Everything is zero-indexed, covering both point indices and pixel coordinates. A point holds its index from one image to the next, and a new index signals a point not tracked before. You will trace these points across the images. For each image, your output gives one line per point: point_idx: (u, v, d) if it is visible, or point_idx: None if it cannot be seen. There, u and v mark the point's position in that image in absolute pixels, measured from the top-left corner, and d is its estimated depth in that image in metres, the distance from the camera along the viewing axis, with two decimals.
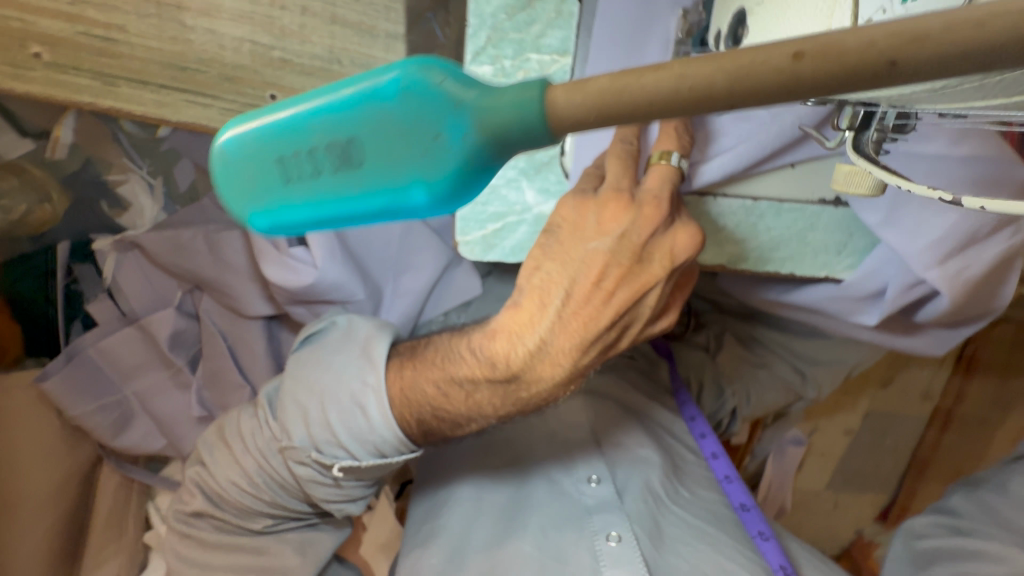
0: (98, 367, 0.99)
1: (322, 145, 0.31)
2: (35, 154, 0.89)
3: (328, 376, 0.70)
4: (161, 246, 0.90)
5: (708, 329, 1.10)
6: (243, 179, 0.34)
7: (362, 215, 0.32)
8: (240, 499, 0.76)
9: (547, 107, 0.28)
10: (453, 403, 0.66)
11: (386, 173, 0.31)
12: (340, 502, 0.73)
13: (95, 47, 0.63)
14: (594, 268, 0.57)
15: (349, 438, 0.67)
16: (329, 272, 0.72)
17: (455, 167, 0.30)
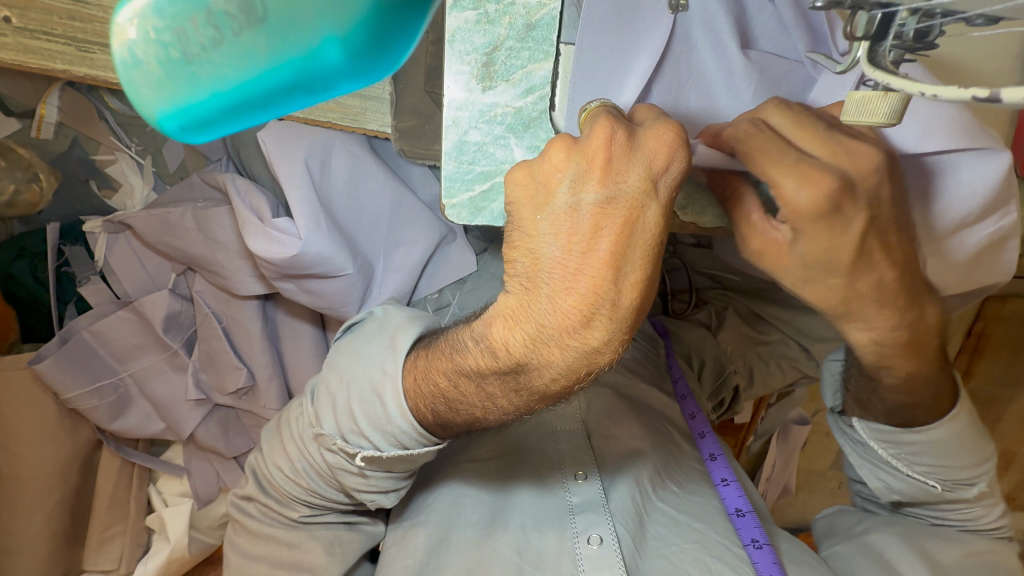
0: (93, 350, 0.98)
1: (220, 2, 0.28)
2: (21, 133, 0.89)
3: (356, 365, 0.65)
4: (151, 224, 0.89)
5: (708, 306, 1.06)
6: (145, 67, 0.30)
7: (283, 88, 0.30)
8: (283, 484, 0.70)
9: None
10: (464, 398, 0.55)
11: (295, 31, 0.28)
12: (371, 493, 0.67)
13: (66, 10, 0.60)
14: (574, 227, 0.44)
15: (371, 429, 0.61)
16: (314, 243, 0.68)
17: (364, 12, 0.28)
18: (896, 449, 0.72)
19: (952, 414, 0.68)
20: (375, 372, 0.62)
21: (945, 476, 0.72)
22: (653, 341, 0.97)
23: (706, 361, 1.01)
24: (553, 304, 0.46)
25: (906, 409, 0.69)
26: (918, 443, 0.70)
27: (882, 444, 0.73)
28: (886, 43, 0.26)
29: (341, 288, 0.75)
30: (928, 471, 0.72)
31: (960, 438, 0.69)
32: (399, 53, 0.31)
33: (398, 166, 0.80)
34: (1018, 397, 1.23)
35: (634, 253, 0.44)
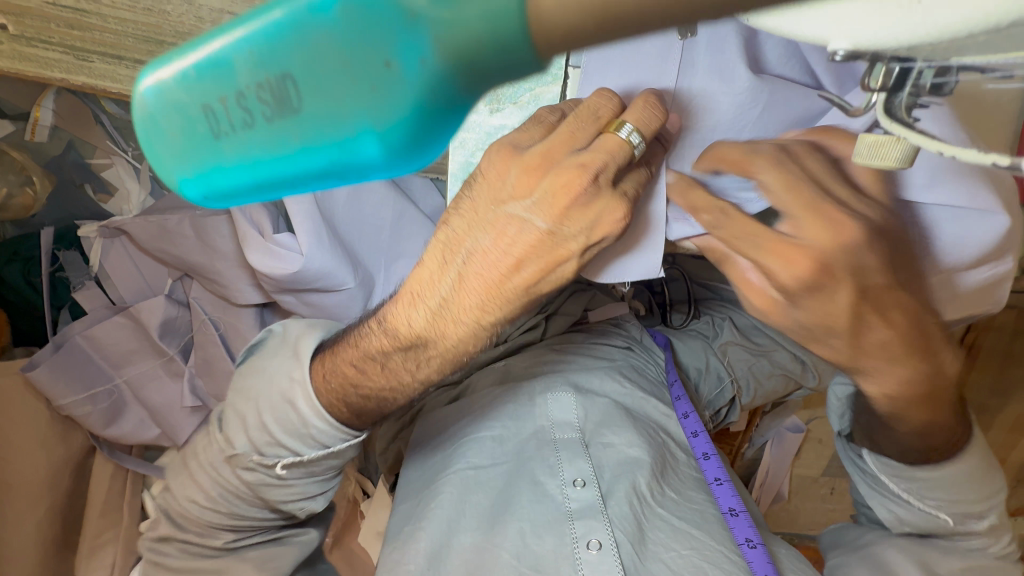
0: (88, 356, 0.97)
1: (252, 86, 0.23)
2: (15, 135, 0.88)
3: (261, 380, 0.70)
4: (148, 231, 0.88)
5: (708, 316, 1.07)
6: (168, 139, 0.26)
7: (309, 176, 0.24)
8: (200, 515, 0.73)
9: (529, 12, 0.18)
10: (372, 378, 0.64)
11: (329, 119, 0.22)
12: (297, 500, 0.72)
13: (63, 18, 0.58)
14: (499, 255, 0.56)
15: (285, 435, 0.67)
16: (315, 258, 0.68)
17: (410, 107, 0.21)
18: (910, 484, 0.73)
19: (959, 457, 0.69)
20: (283, 381, 0.67)
21: (954, 510, 0.73)
22: (650, 351, 0.96)
23: (703, 371, 1.02)
24: (471, 298, 0.56)
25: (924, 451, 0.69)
26: (930, 480, 0.71)
27: (892, 479, 0.74)
28: (902, 92, 0.26)
29: (342, 301, 0.75)
30: (937, 506, 0.73)
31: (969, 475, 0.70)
32: (449, 141, 0.23)
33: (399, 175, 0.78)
34: (1008, 406, 1.25)
35: (537, 269, 0.55)
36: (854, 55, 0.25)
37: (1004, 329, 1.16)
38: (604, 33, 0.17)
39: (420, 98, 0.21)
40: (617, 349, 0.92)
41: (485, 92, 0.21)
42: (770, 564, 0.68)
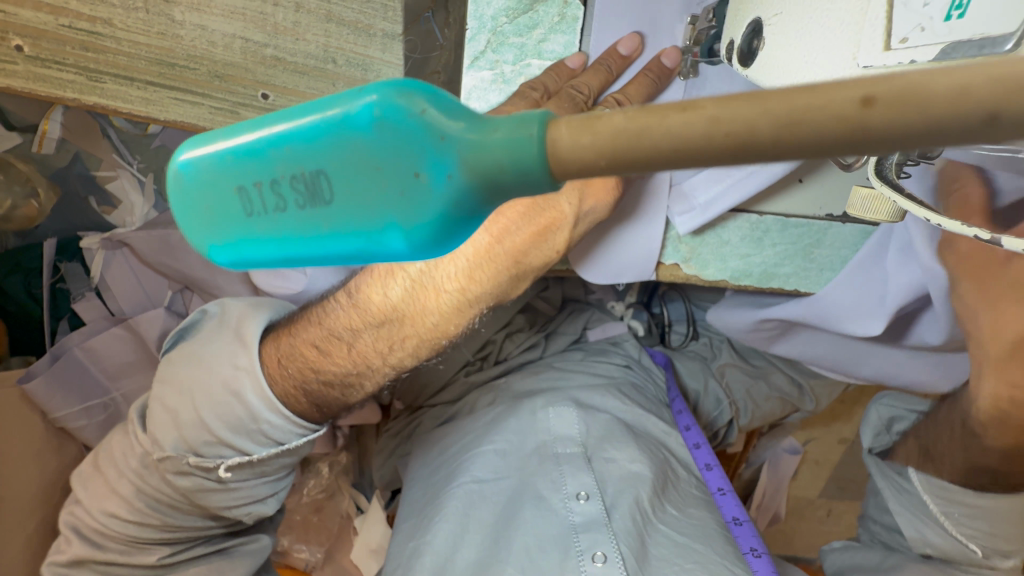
0: (86, 368, 0.97)
1: (287, 176, 0.27)
2: (21, 147, 0.89)
3: (199, 369, 0.66)
4: (151, 245, 0.89)
5: (705, 339, 1.09)
6: (203, 212, 0.30)
7: (326, 257, 0.28)
8: (122, 529, 0.70)
9: (548, 146, 0.22)
10: (337, 359, 0.64)
11: (357, 213, 0.26)
12: (244, 505, 0.71)
13: (79, 41, 0.60)
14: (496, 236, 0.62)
15: (229, 432, 0.64)
16: (320, 276, 0.69)
17: (434, 214, 0.25)
18: (951, 506, 0.77)
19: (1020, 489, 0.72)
20: (226, 369, 0.65)
21: (988, 542, 0.74)
22: (650, 371, 0.97)
23: (702, 392, 1.02)
24: (452, 267, 0.60)
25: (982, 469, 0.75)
26: (978, 506, 0.74)
27: (934, 497, 0.78)
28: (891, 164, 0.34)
29: None
30: (969, 535, 0.75)
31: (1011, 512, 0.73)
32: (463, 239, 0.27)
33: None
34: None
35: (530, 229, 0.61)
36: None
37: None
38: (612, 164, 0.21)
39: (433, 202, 0.25)
40: (616, 367, 0.93)
41: (507, 202, 0.25)
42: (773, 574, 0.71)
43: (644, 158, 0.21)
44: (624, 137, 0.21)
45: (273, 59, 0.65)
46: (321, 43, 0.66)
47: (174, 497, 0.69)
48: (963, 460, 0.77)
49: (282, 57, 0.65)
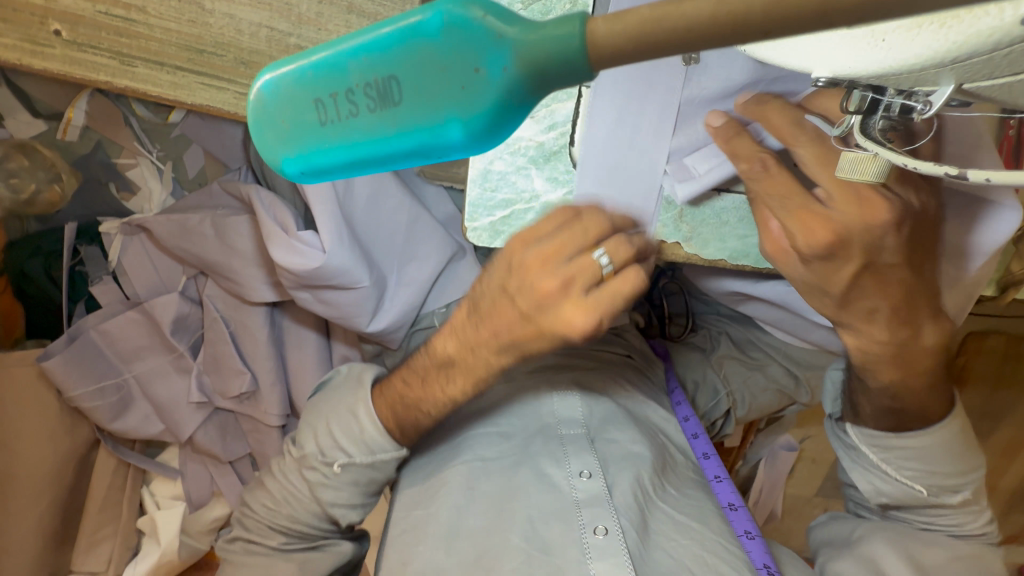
0: (100, 349, 1.00)
1: (360, 84, 0.29)
2: (47, 134, 0.92)
3: (330, 404, 0.76)
4: (168, 229, 0.91)
5: (705, 330, 1.09)
6: (285, 125, 0.32)
7: (394, 156, 0.30)
8: (264, 517, 0.77)
9: (587, 39, 0.23)
10: (414, 391, 0.71)
11: (420, 113, 0.28)
12: (344, 507, 0.76)
13: (115, 27, 0.64)
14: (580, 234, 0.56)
15: (347, 440, 0.73)
16: (335, 256, 0.71)
17: (490, 105, 0.26)
18: (887, 452, 0.76)
19: (943, 422, 0.73)
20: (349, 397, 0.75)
21: (931, 480, 0.75)
22: (649, 360, 1.00)
23: (699, 382, 1.06)
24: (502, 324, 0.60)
25: (896, 413, 0.75)
26: (909, 447, 0.74)
27: (874, 450, 0.77)
28: (875, 118, 0.30)
29: (354, 299, 0.77)
30: (915, 476, 0.76)
31: (952, 449, 0.74)
32: (513, 131, 0.28)
33: (415, 185, 0.84)
34: (999, 428, 1.27)
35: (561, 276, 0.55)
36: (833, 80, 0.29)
37: (993, 354, 1.20)
38: (639, 54, 0.22)
39: (490, 97, 0.26)
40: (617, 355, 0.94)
41: (552, 95, 0.26)
42: (768, 556, 0.74)
43: (677, 37, 0.21)
44: (644, 23, 0.21)
45: (296, 48, 0.69)
46: (341, 33, 0.69)
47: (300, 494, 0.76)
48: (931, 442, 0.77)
49: (305, 46, 0.69)
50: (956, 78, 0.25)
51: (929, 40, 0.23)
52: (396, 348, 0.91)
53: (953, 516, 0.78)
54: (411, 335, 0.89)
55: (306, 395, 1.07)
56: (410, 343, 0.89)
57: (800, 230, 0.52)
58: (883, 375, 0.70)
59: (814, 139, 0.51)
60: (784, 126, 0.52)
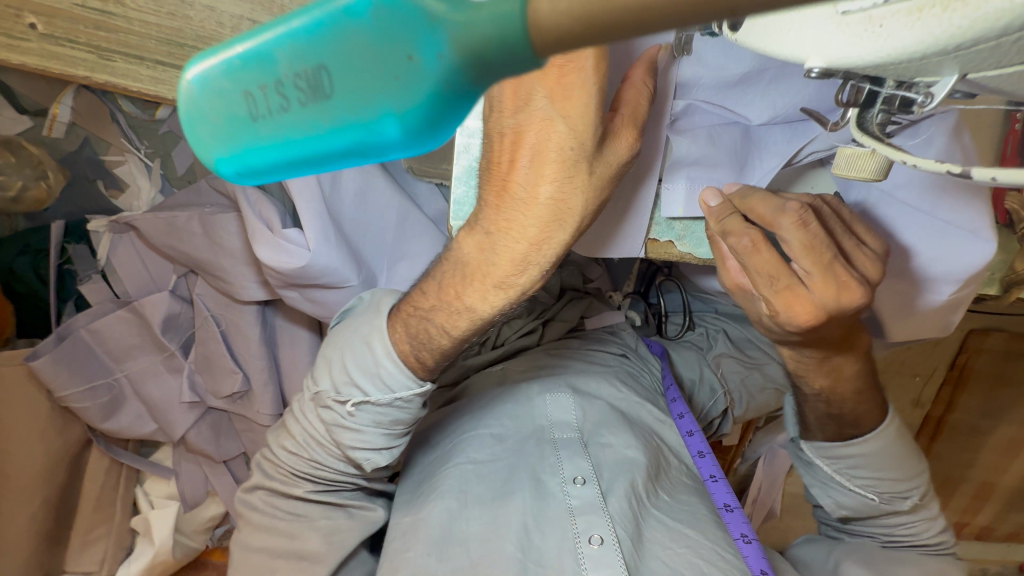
0: (90, 349, 0.98)
1: (290, 74, 0.24)
2: (33, 131, 0.90)
3: (346, 332, 0.68)
4: (156, 227, 0.89)
5: (702, 328, 1.09)
6: (210, 121, 0.26)
7: (329, 156, 0.25)
8: (286, 462, 0.73)
9: (529, 14, 0.19)
10: (432, 314, 0.62)
11: (355, 104, 0.23)
12: (366, 450, 0.68)
13: (92, 20, 0.62)
14: (558, 66, 0.47)
15: (360, 374, 0.65)
16: (322, 254, 0.70)
17: (430, 94, 0.22)
18: (838, 464, 0.78)
19: (880, 429, 0.74)
20: (364, 326, 0.67)
21: (881, 488, 0.77)
22: (646, 359, 0.98)
23: (697, 382, 1.02)
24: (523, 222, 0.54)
25: (835, 419, 0.76)
26: (855, 456, 0.76)
27: (826, 462, 0.79)
28: (873, 111, 0.28)
29: (344, 299, 0.76)
30: (867, 485, 0.78)
31: (890, 448, 0.75)
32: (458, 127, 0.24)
33: (406, 182, 0.81)
34: (999, 428, 1.25)
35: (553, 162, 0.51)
36: (828, 72, 0.26)
37: (994, 352, 1.18)
38: (585, 41, 0.18)
39: (435, 82, 0.22)
40: (613, 356, 0.93)
41: (497, 83, 0.22)
42: (765, 561, 0.72)
43: (619, 18, 0.17)
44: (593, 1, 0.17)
45: None
46: None
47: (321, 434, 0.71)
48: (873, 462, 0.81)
49: None
50: (959, 68, 0.23)
51: (932, 25, 0.21)
52: None
53: (911, 524, 0.79)
54: None
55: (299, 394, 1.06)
56: None
57: (784, 309, 0.53)
58: (814, 382, 0.73)
59: (798, 226, 0.50)
60: (766, 214, 0.52)
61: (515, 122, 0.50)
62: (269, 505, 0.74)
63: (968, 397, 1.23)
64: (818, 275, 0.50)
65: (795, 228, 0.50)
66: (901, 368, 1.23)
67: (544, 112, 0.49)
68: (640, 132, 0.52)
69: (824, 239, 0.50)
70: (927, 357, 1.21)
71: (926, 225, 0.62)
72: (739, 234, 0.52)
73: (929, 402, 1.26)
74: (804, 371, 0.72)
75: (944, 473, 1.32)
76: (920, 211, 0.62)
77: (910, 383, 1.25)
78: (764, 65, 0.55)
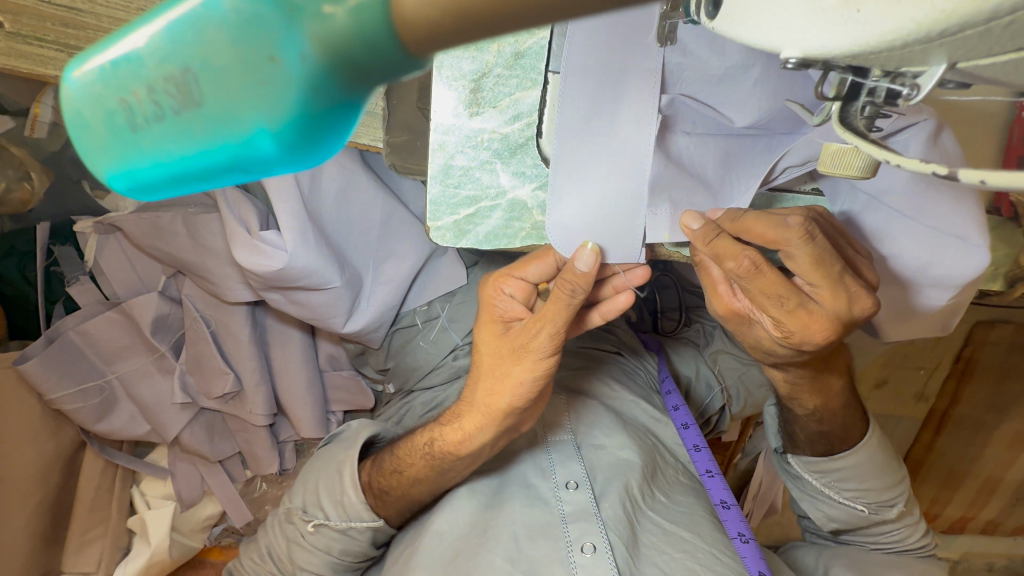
0: (80, 351, 0.98)
1: (159, 75, 0.20)
2: (14, 131, 0.89)
3: (327, 462, 0.76)
4: (141, 228, 0.88)
5: (699, 323, 1.06)
6: (90, 134, 0.21)
7: (209, 172, 0.21)
8: (264, 560, 0.78)
9: (393, 12, 0.17)
10: (408, 464, 0.70)
11: (232, 113, 0.19)
12: (330, 558, 0.74)
13: (60, 17, 0.60)
14: (505, 275, 0.62)
15: (330, 497, 0.73)
16: (302, 255, 0.68)
17: (302, 102, 0.19)
18: (825, 477, 0.77)
19: (863, 441, 0.74)
20: (337, 464, 0.74)
21: (869, 498, 0.76)
22: (641, 357, 0.96)
23: (694, 378, 1.01)
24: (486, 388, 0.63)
25: (824, 435, 0.75)
26: (842, 469, 0.74)
27: (815, 475, 0.77)
28: (858, 103, 0.26)
29: (328, 300, 0.75)
30: (855, 496, 0.77)
31: (883, 460, 0.75)
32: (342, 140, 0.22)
33: (390, 179, 0.80)
34: (1006, 422, 1.22)
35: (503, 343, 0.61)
36: (805, 63, 0.24)
37: (999, 343, 1.15)
38: (462, 33, 0.17)
39: (308, 88, 0.19)
40: (607, 353, 0.91)
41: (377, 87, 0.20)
42: (762, 561, 0.69)
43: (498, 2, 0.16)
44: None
45: None
46: None
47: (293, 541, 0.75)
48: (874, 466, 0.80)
49: None
50: (947, 56, 0.21)
51: (912, 7, 0.19)
52: (377, 348, 0.89)
53: (896, 531, 0.78)
54: (392, 335, 0.88)
55: (291, 394, 1.05)
56: (392, 343, 0.88)
57: (798, 328, 0.52)
58: (807, 403, 0.71)
59: (805, 241, 0.49)
60: (770, 233, 0.49)
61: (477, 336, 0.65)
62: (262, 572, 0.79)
63: (974, 389, 1.21)
64: (825, 287, 0.50)
65: (803, 243, 0.49)
66: (905, 361, 1.20)
67: (497, 294, 0.62)
68: (555, 330, 0.57)
69: (831, 252, 0.50)
70: (932, 350, 1.18)
71: (915, 232, 0.61)
72: (740, 259, 0.49)
73: (933, 395, 1.23)
74: (797, 394, 0.71)
75: (950, 468, 1.30)
76: (905, 217, 0.61)
77: (914, 376, 1.22)
78: (753, 63, 0.52)
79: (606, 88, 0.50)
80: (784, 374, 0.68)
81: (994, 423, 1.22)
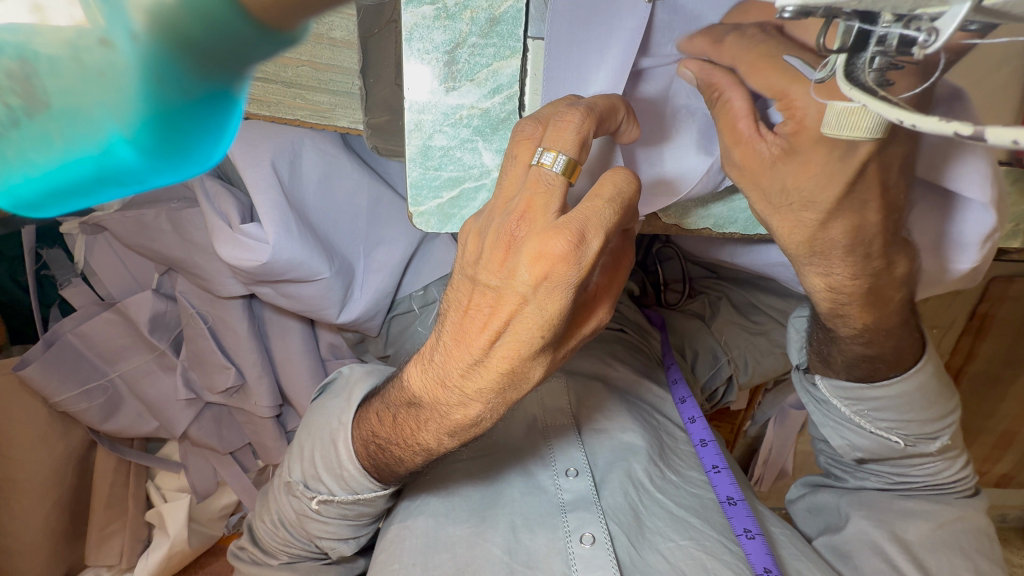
0: (80, 352, 0.97)
1: None
2: None
3: (320, 417, 0.71)
4: (124, 227, 0.84)
5: (703, 296, 1.03)
6: None
7: (84, 186, 0.21)
8: (267, 535, 0.75)
9: None
10: (391, 434, 0.62)
11: (75, 107, 0.19)
12: (332, 540, 0.71)
13: None
14: (527, 137, 0.45)
15: (325, 472, 0.67)
16: (285, 249, 0.66)
17: (145, 97, 0.19)
18: (860, 405, 0.70)
19: (918, 367, 0.66)
20: (332, 422, 0.69)
21: (909, 430, 0.70)
22: (642, 332, 0.95)
23: (698, 352, 0.99)
24: (469, 346, 0.48)
25: (871, 360, 0.67)
26: (880, 399, 0.68)
27: (846, 402, 0.71)
28: (866, 55, 0.23)
29: (319, 291, 0.73)
30: (891, 427, 0.71)
31: (919, 394, 0.68)
32: (206, 133, 0.21)
33: (374, 160, 0.77)
34: (1021, 377, 1.20)
35: (494, 310, 0.46)
36: (804, 11, 0.21)
37: (1016, 298, 1.11)
38: None
39: (151, 74, 0.18)
40: (609, 331, 0.90)
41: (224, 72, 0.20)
42: (770, 556, 0.65)
43: None
44: None
45: None
46: None
47: (292, 521, 0.72)
48: (923, 424, 0.69)
49: None
50: None
51: None
52: (375, 335, 0.87)
53: (932, 463, 0.73)
54: (389, 322, 0.86)
55: (295, 385, 1.04)
56: (390, 330, 0.86)
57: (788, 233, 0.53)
58: (855, 320, 0.63)
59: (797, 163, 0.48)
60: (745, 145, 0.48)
61: (513, 230, 0.44)
62: (256, 559, 0.78)
63: (989, 345, 1.18)
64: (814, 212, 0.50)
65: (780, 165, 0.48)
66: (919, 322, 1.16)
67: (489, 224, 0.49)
68: (557, 287, 0.44)
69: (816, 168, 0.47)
70: (949, 306, 1.14)
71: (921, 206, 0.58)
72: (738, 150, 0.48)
73: (948, 353, 1.20)
74: (844, 309, 0.62)
75: (965, 425, 1.27)
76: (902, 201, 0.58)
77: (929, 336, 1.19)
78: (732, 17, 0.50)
79: (582, 45, 0.48)
80: (828, 279, 0.58)
81: (1008, 378, 1.19)
